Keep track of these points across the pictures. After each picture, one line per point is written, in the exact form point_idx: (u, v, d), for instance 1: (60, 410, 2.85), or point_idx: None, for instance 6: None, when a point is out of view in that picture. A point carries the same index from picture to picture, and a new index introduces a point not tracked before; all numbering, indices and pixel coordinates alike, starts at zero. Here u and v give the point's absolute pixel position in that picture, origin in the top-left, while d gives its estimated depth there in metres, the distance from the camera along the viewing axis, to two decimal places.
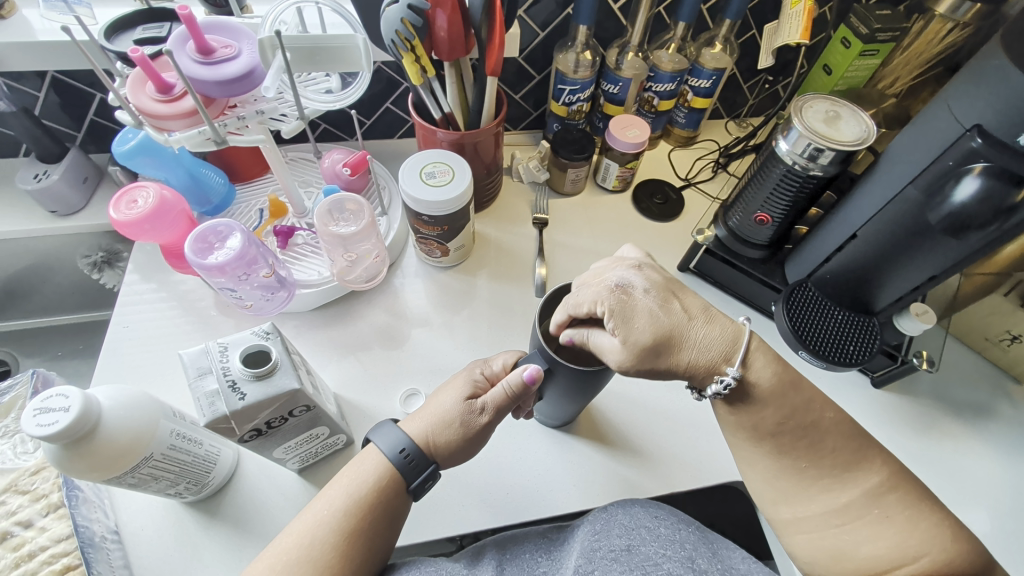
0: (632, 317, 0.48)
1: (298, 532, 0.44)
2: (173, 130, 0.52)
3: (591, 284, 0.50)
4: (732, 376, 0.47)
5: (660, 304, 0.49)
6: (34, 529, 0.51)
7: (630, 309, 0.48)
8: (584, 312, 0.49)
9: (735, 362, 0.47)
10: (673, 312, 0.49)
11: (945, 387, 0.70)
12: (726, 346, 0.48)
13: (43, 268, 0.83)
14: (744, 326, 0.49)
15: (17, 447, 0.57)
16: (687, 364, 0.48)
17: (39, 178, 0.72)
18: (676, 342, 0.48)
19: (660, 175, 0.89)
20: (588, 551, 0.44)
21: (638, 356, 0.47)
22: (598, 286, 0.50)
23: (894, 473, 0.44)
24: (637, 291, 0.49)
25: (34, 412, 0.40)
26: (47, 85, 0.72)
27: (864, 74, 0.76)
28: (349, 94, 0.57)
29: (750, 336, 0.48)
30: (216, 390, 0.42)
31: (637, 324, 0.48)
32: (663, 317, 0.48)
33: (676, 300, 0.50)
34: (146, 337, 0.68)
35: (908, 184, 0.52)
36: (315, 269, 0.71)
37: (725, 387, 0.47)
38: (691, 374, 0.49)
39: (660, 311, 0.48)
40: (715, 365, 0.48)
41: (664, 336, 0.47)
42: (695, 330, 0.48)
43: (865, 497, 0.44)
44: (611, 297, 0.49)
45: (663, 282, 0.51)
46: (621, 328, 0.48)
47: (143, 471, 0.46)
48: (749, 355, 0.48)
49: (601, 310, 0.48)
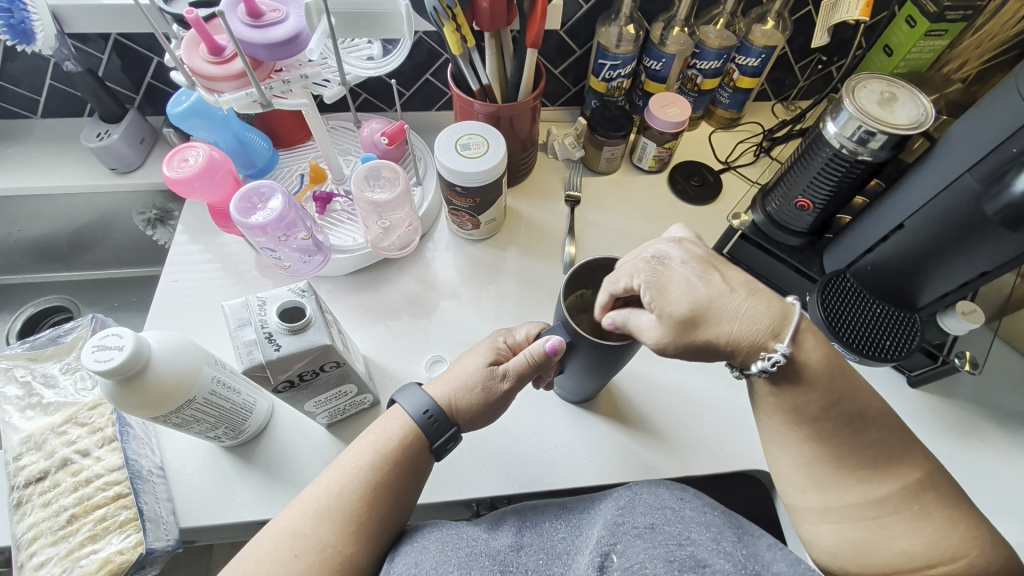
0: (668, 288, 0.47)
1: (327, 481, 0.46)
2: (223, 92, 0.54)
3: (630, 259, 0.50)
4: (781, 353, 0.44)
5: (699, 275, 0.47)
6: (91, 458, 0.55)
7: (666, 280, 0.47)
8: (621, 287, 0.49)
9: (783, 337, 0.45)
10: (713, 283, 0.47)
11: (988, 392, 0.67)
12: (773, 321, 0.46)
13: (104, 223, 0.88)
14: (791, 304, 0.47)
15: (76, 383, 0.61)
16: (730, 338, 0.46)
17: (102, 136, 0.77)
18: (715, 313, 0.46)
19: (699, 157, 0.87)
20: (613, 524, 0.45)
21: (675, 331, 0.46)
22: (636, 260, 0.50)
23: (929, 473, 0.44)
24: (676, 262, 0.48)
25: (93, 349, 0.43)
26: (110, 47, 0.76)
27: (928, 57, 0.71)
28: (390, 61, 0.59)
29: (797, 314, 0.46)
30: (254, 340, 0.45)
31: (672, 295, 0.46)
32: (701, 288, 0.46)
33: (718, 272, 0.48)
34: (193, 291, 0.72)
35: (965, 172, 0.49)
36: (351, 235, 0.73)
37: (772, 364, 0.45)
38: (734, 350, 0.46)
39: (699, 282, 0.47)
40: (762, 341, 0.45)
41: (703, 307, 0.46)
42: (736, 301, 0.46)
43: (888, 492, 0.43)
44: (647, 270, 0.48)
45: (705, 254, 0.50)
46: (657, 301, 0.47)
47: (187, 412, 0.49)
48: (800, 334, 0.46)
49: (638, 284, 0.48)
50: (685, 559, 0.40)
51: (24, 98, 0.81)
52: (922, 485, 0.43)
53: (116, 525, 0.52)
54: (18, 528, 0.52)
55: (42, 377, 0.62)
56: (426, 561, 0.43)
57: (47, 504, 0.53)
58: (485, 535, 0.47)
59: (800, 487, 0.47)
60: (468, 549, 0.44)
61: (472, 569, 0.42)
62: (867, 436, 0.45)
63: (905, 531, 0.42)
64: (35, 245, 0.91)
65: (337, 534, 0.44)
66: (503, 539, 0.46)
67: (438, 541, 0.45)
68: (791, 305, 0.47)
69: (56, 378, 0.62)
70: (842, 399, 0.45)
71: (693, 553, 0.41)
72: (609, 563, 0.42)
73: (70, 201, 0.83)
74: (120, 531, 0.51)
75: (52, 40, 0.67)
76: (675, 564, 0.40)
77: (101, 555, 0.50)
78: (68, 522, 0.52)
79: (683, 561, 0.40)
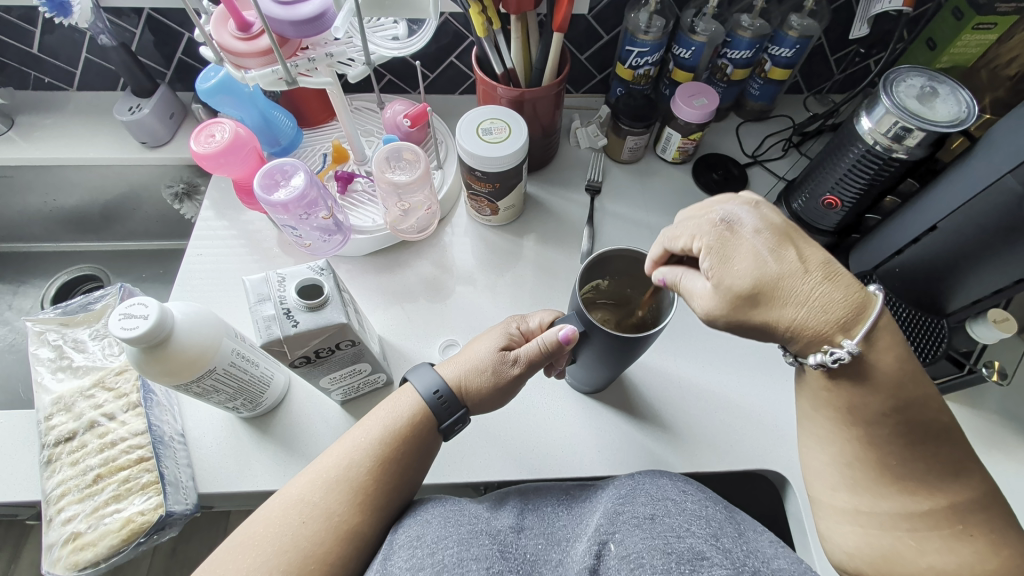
0: (733, 258, 0.46)
1: (337, 453, 0.47)
2: (250, 68, 0.55)
3: (698, 217, 0.49)
4: (847, 349, 0.43)
5: (772, 249, 0.45)
6: (117, 422, 0.57)
7: (731, 249, 0.46)
8: (681, 246, 0.49)
9: (853, 334, 0.44)
10: (786, 260, 0.45)
11: (1015, 404, 0.65)
12: (847, 312, 0.44)
13: (134, 195, 0.91)
14: (874, 295, 0.45)
15: (105, 348, 0.63)
16: (796, 323, 0.45)
17: (133, 110, 0.79)
18: (784, 293, 0.44)
19: (725, 149, 0.85)
20: (613, 512, 0.45)
21: (731, 303, 0.45)
22: (702, 219, 0.48)
23: (980, 496, 0.43)
24: (747, 230, 0.46)
25: (119, 316, 0.45)
26: (143, 22, 0.77)
27: (974, 51, 0.68)
28: (414, 42, 0.59)
29: (877, 309, 0.44)
30: (273, 315, 0.46)
31: (737, 266, 0.45)
32: (773, 265, 0.45)
33: (794, 248, 0.46)
34: (215, 264, 0.74)
35: (1008, 173, 0.46)
36: (370, 217, 0.74)
37: (834, 360, 0.44)
38: (794, 336, 0.46)
39: (771, 257, 0.45)
40: (830, 334, 0.44)
41: (771, 284, 0.44)
42: (813, 283, 0.44)
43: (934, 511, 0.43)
44: (712, 232, 0.47)
45: (782, 225, 0.47)
46: (717, 269, 0.46)
47: (207, 381, 0.50)
48: (874, 332, 0.44)
49: (699, 245, 0.47)
50: (683, 552, 0.40)
51: (61, 71, 0.84)
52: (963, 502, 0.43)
53: (138, 487, 0.54)
54: (48, 483, 0.55)
55: (72, 341, 0.64)
56: (427, 535, 0.43)
57: (75, 463, 0.55)
58: (486, 515, 0.47)
59: (826, 482, 0.48)
60: (469, 526, 0.44)
61: (471, 546, 0.42)
62: (888, 441, 0.44)
63: (937, 548, 0.42)
64: (69, 215, 0.94)
65: (344, 505, 0.45)
66: (503, 520, 0.47)
67: (440, 516, 0.46)
68: (874, 296, 0.45)
69: (86, 343, 0.64)
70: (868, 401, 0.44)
71: (690, 545, 0.40)
72: (607, 552, 0.41)
73: (103, 173, 0.86)
74: (142, 493, 0.53)
75: (88, 13, 0.68)
76: (673, 556, 0.39)
77: (124, 515, 0.52)
78: (94, 481, 0.54)
79: (681, 554, 0.40)
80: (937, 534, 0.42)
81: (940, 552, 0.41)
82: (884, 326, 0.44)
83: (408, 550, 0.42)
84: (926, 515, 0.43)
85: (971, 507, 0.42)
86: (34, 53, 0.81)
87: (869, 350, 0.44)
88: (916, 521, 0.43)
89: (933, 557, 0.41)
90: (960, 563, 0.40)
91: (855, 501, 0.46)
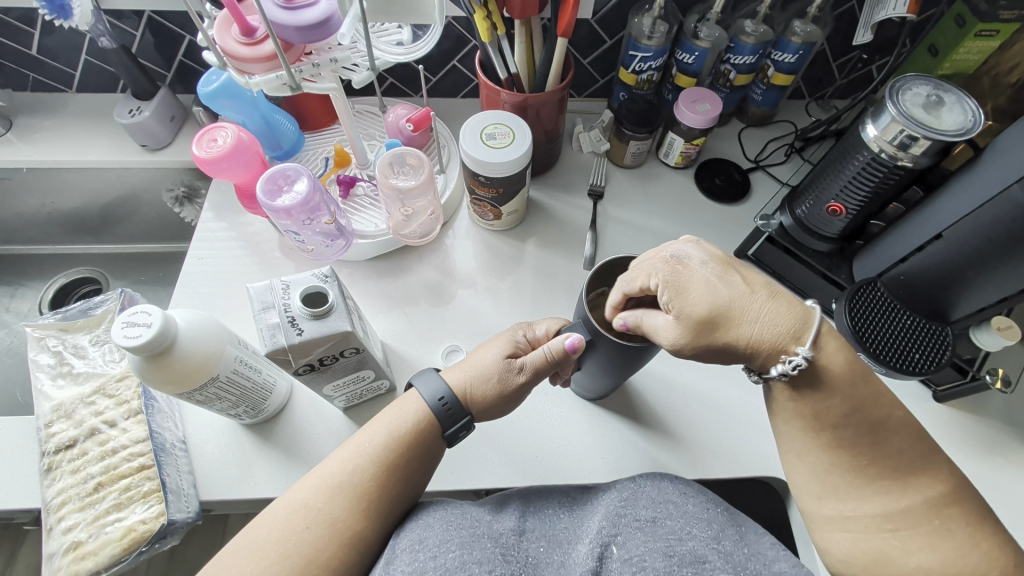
0: (687, 288, 0.47)
1: (342, 458, 0.47)
2: (253, 74, 0.54)
3: (647, 259, 0.50)
4: (803, 356, 0.44)
5: (719, 276, 0.47)
6: (118, 429, 0.57)
7: (684, 280, 0.47)
8: (637, 287, 0.49)
9: (805, 342, 0.45)
10: (734, 284, 0.46)
11: (1017, 410, 0.65)
12: (794, 324, 0.45)
13: (133, 198, 0.90)
14: (813, 308, 0.46)
15: (105, 355, 0.63)
16: (750, 339, 0.45)
17: (133, 113, 0.78)
18: (736, 314, 0.45)
19: (727, 154, 0.85)
20: (615, 515, 0.45)
21: (693, 332, 0.46)
22: (653, 259, 0.49)
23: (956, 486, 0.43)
24: (695, 263, 0.48)
25: (122, 325, 0.44)
26: (144, 25, 0.76)
27: (975, 58, 0.67)
28: (419, 47, 0.59)
29: (819, 318, 0.45)
30: (278, 323, 0.45)
31: (692, 296, 0.46)
32: (722, 289, 0.46)
33: (738, 274, 0.47)
34: (216, 268, 0.74)
35: (1013, 184, 0.46)
36: (372, 221, 0.73)
37: (793, 368, 0.44)
38: (754, 354, 0.46)
39: (719, 282, 0.46)
40: (783, 344, 0.45)
41: (724, 307, 0.45)
42: (759, 303, 0.46)
43: (924, 506, 0.42)
44: (665, 268, 0.48)
45: (725, 256, 0.49)
46: (675, 301, 0.46)
47: (211, 390, 0.50)
48: (822, 337, 0.45)
49: (655, 283, 0.48)
50: (684, 555, 0.40)
51: (61, 73, 0.83)
52: (945, 499, 0.42)
53: (140, 495, 0.53)
54: (48, 491, 0.54)
55: (72, 347, 0.64)
56: (429, 539, 0.43)
57: (76, 471, 0.55)
58: (488, 517, 0.46)
59: (811, 492, 0.46)
60: (471, 530, 0.44)
61: (474, 549, 0.42)
62: (875, 446, 0.43)
63: (925, 545, 0.40)
64: (67, 217, 0.93)
65: (348, 511, 0.44)
66: (505, 522, 0.46)
67: (442, 520, 0.45)
68: (814, 308, 0.46)
69: (86, 349, 0.63)
70: (850, 406, 0.44)
71: (691, 549, 0.40)
72: (608, 554, 0.41)
73: (102, 175, 0.85)
74: (143, 501, 0.53)
75: (88, 15, 0.68)
76: (674, 559, 0.40)
77: (125, 523, 0.52)
78: (95, 489, 0.54)
79: (682, 556, 0.40)
80: (922, 533, 0.41)
81: (928, 550, 0.40)
82: (827, 331, 0.46)
83: (410, 553, 0.42)
84: (908, 513, 0.42)
85: (965, 505, 0.42)
86: (34, 55, 0.80)
87: (820, 355, 0.45)
88: (897, 520, 0.42)
89: (921, 557, 0.40)
90: (945, 561, 0.39)
91: (840, 505, 0.44)
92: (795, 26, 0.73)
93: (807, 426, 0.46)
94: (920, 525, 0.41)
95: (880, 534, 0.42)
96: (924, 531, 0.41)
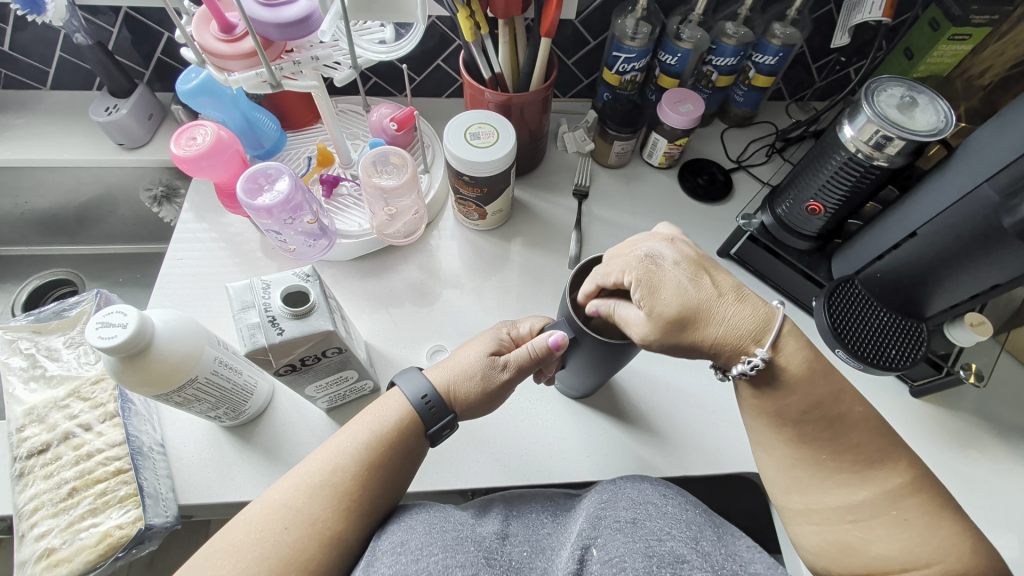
0: (659, 288, 0.47)
1: (322, 458, 0.46)
2: (233, 71, 0.54)
3: (623, 255, 0.50)
4: (761, 358, 0.44)
5: (690, 277, 0.47)
6: (93, 433, 0.56)
7: (657, 279, 0.47)
8: (612, 281, 0.49)
9: (764, 343, 0.45)
10: (703, 286, 0.47)
11: (990, 405, 0.67)
12: (757, 327, 0.46)
13: (110, 197, 0.88)
14: (777, 310, 0.47)
15: (80, 357, 0.61)
16: (713, 339, 0.46)
17: (110, 111, 0.76)
18: (702, 315, 0.46)
19: (710, 154, 0.86)
20: (595, 517, 0.45)
21: (663, 329, 0.46)
22: (627, 257, 0.49)
23: (916, 476, 0.43)
24: (668, 263, 0.48)
25: (96, 326, 0.43)
26: (120, 21, 0.75)
27: (950, 62, 0.69)
28: (401, 46, 0.59)
29: (782, 320, 0.46)
30: (257, 323, 0.45)
31: (663, 295, 0.46)
32: (691, 291, 0.46)
33: (708, 275, 0.48)
34: (195, 269, 0.72)
35: (984, 182, 0.48)
36: (356, 221, 0.73)
37: (751, 368, 0.45)
38: (716, 352, 0.47)
39: (689, 284, 0.47)
40: (744, 345, 0.46)
41: (693, 309, 0.46)
42: (725, 304, 0.46)
43: (883, 498, 0.42)
44: (639, 267, 0.48)
45: (695, 256, 0.49)
46: (646, 300, 0.47)
47: (189, 392, 0.49)
48: (783, 339, 0.46)
49: (629, 280, 0.48)
50: (664, 555, 0.40)
51: (34, 69, 0.81)
52: (902, 498, 0.42)
53: (116, 500, 0.52)
54: (20, 497, 0.53)
55: (46, 350, 0.62)
56: (412, 541, 0.42)
57: (49, 476, 0.53)
58: (471, 521, 0.46)
59: (779, 487, 0.47)
60: (454, 533, 0.43)
61: (456, 553, 0.41)
62: (854, 441, 0.44)
63: (881, 535, 0.41)
64: (42, 217, 0.91)
65: (328, 510, 0.44)
66: (488, 527, 0.46)
67: (424, 523, 0.45)
68: (777, 309, 0.47)
69: (60, 351, 0.62)
70: (826, 399, 0.44)
71: (671, 549, 0.40)
72: (590, 556, 0.41)
73: (78, 174, 0.83)
74: (120, 506, 0.52)
75: (62, 11, 0.66)
76: (655, 559, 0.39)
77: (101, 529, 0.51)
78: (69, 495, 0.53)
79: (662, 557, 0.39)
80: (882, 524, 0.42)
81: (885, 540, 0.41)
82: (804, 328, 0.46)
83: (392, 556, 0.41)
84: (866, 505, 0.42)
85: (925, 495, 0.42)
86: (5, 50, 0.78)
87: (799, 351, 0.45)
88: (856, 511, 0.43)
89: (881, 546, 0.41)
90: (904, 550, 0.40)
91: (804, 498, 0.45)
92: (775, 29, 0.74)
93: (783, 424, 0.47)
94: (878, 514, 0.42)
95: (841, 524, 0.43)
96: (881, 523, 0.41)
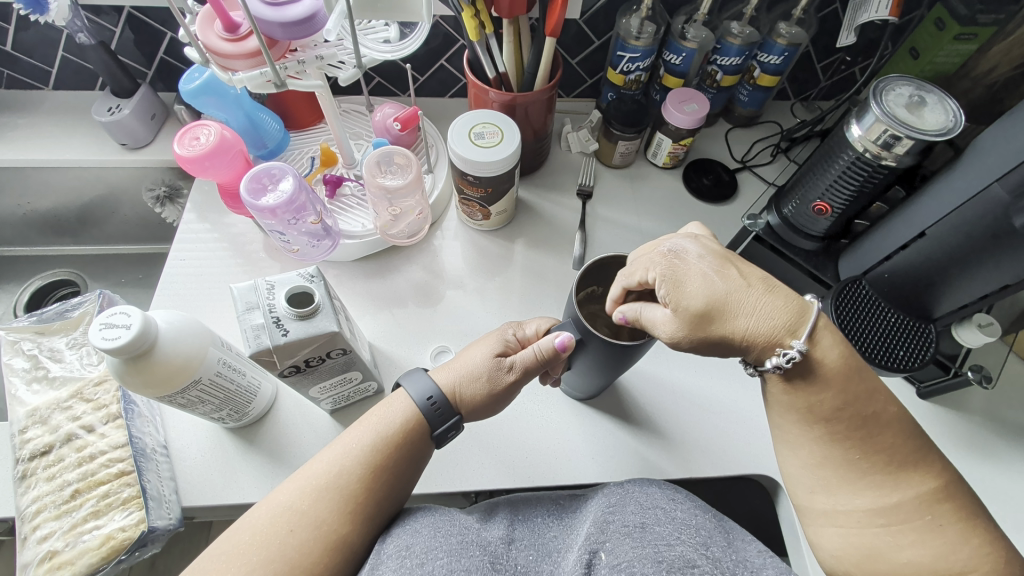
0: (685, 280, 0.47)
1: (327, 460, 0.46)
2: (237, 70, 0.54)
3: (646, 252, 0.50)
4: (797, 349, 0.44)
5: (717, 270, 0.47)
6: (96, 434, 0.55)
7: (682, 272, 0.47)
8: (636, 280, 0.49)
9: (800, 335, 0.45)
10: (731, 278, 0.46)
11: (999, 406, 0.66)
12: (791, 318, 0.45)
13: (112, 198, 0.88)
14: (811, 301, 0.47)
15: (83, 358, 0.61)
16: (745, 333, 0.45)
17: (113, 111, 0.76)
18: (732, 308, 0.45)
19: (715, 154, 0.86)
20: (602, 521, 0.44)
21: (689, 324, 0.46)
22: (650, 253, 0.49)
23: (947, 482, 0.42)
24: (693, 256, 0.48)
25: (100, 326, 0.43)
26: (123, 21, 0.75)
27: (955, 62, 0.69)
28: (407, 45, 0.58)
29: (815, 312, 0.45)
30: (262, 324, 0.44)
31: (690, 288, 0.46)
32: (719, 284, 0.46)
33: (736, 267, 0.47)
34: (198, 270, 0.72)
35: (994, 181, 0.47)
36: (359, 221, 0.72)
37: (787, 361, 0.44)
38: (748, 347, 0.46)
39: (716, 277, 0.46)
40: (778, 338, 0.45)
41: (721, 302, 0.45)
42: (755, 297, 0.46)
43: (916, 502, 0.42)
44: (663, 263, 0.48)
45: (722, 250, 0.49)
46: (673, 295, 0.47)
47: (192, 393, 0.49)
48: (814, 333, 0.45)
49: (653, 277, 0.48)
50: (673, 560, 0.39)
51: (36, 70, 0.81)
52: (926, 493, 0.42)
53: (119, 502, 0.52)
54: (22, 500, 0.53)
55: (49, 351, 0.62)
56: (417, 545, 0.42)
57: (51, 478, 0.53)
58: (477, 526, 0.46)
59: (806, 485, 0.46)
60: (459, 537, 0.43)
61: (462, 557, 0.41)
62: (863, 444, 0.44)
63: (915, 541, 0.41)
64: (45, 218, 0.91)
65: (334, 513, 0.43)
66: (494, 531, 0.45)
67: (430, 526, 0.44)
68: (811, 302, 0.46)
69: (63, 353, 0.62)
70: (835, 406, 0.44)
71: (681, 553, 0.40)
72: (597, 561, 0.41)
73: (81, 175, 0.83)
74: (123, 508, 0.51)
75: (65, 10, 0.66)
76: (664, 565, 0.38)
77: (104, 531, 0.50)
78: (72, 497, 0.52)
79: (672, 562, 0.39)
80: (900, 527, 0.41)
81: (917, 546, 0.40)
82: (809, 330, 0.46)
83: (397, 560, 0.41)
84: (897, 509, 0.42)
85: (946, 500, 0.41)
86: (8, 51, 0.78)
87: (807, 357, 0.44)
88: (890, 515, 0.42)
89: (913, 552, 0.40)
90: (937, 556, 0.40)
91: (832, 500, 0.45)
92: (781, 28, 0.73)
93: (790, 429, 0.46)
94: (911, 519, 0.41)
95: (873, 529, 0.42)
96: (901, 525, 0.41)
